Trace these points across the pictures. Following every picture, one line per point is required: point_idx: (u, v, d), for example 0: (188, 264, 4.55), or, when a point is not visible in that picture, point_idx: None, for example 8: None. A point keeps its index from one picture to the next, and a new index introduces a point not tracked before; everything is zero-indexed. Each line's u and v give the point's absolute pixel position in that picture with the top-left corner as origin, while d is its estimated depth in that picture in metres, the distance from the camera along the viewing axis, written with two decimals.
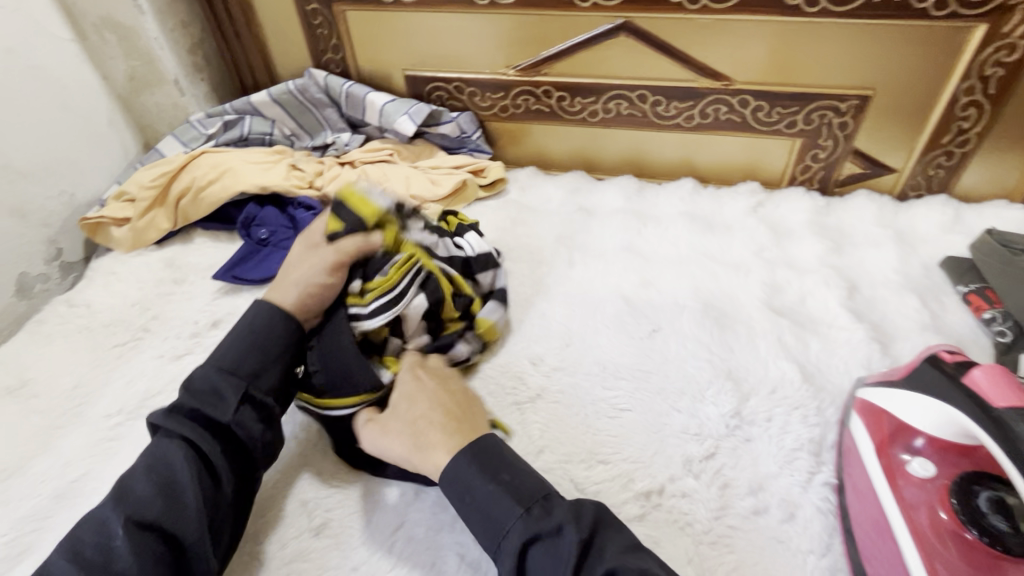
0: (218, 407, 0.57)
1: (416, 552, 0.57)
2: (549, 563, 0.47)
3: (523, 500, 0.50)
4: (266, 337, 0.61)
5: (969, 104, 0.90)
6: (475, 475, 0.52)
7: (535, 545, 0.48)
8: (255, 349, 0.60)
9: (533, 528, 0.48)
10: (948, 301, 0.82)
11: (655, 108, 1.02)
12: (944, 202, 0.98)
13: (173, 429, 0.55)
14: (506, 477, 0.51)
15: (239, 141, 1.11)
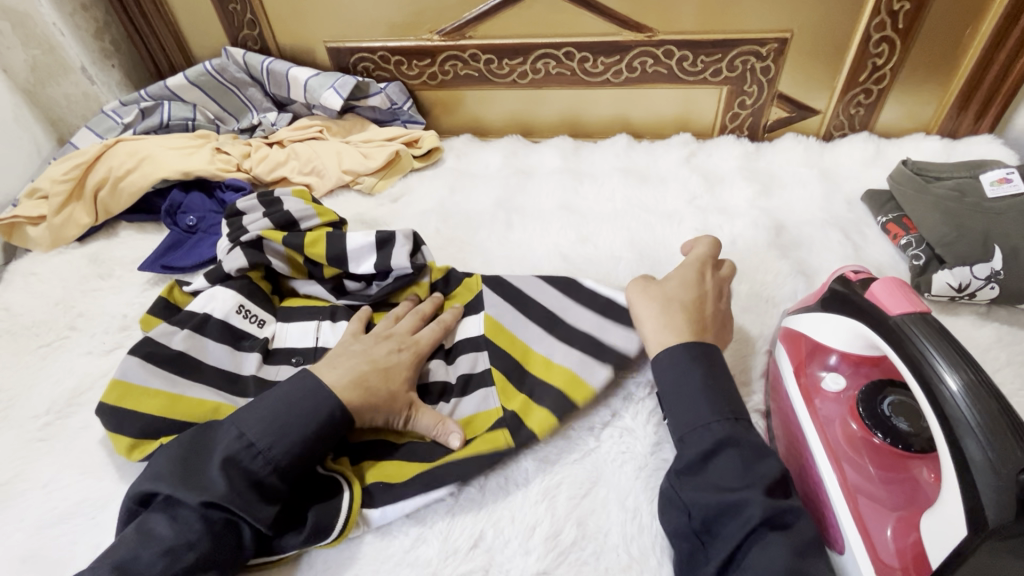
0: (243, 500, 0.49)
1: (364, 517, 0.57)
2: (735, 467, 0.50)
3: (731, 409, 0.53)
4: (311, 409, 0.54)
5: (881, 40, 0.93)
6: (691, 365, 0.56)
7: (727, 449, 0.51)
8: (281, 428, 0.53)
9: (734, 433, 0.51)
10: (869, 232, 0.85)
11: (584, 64, 1.02)
12: (866, 139, 1.01)
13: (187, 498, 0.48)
14: (711, 375, 0.55)
15: (160, 129, 1.06)
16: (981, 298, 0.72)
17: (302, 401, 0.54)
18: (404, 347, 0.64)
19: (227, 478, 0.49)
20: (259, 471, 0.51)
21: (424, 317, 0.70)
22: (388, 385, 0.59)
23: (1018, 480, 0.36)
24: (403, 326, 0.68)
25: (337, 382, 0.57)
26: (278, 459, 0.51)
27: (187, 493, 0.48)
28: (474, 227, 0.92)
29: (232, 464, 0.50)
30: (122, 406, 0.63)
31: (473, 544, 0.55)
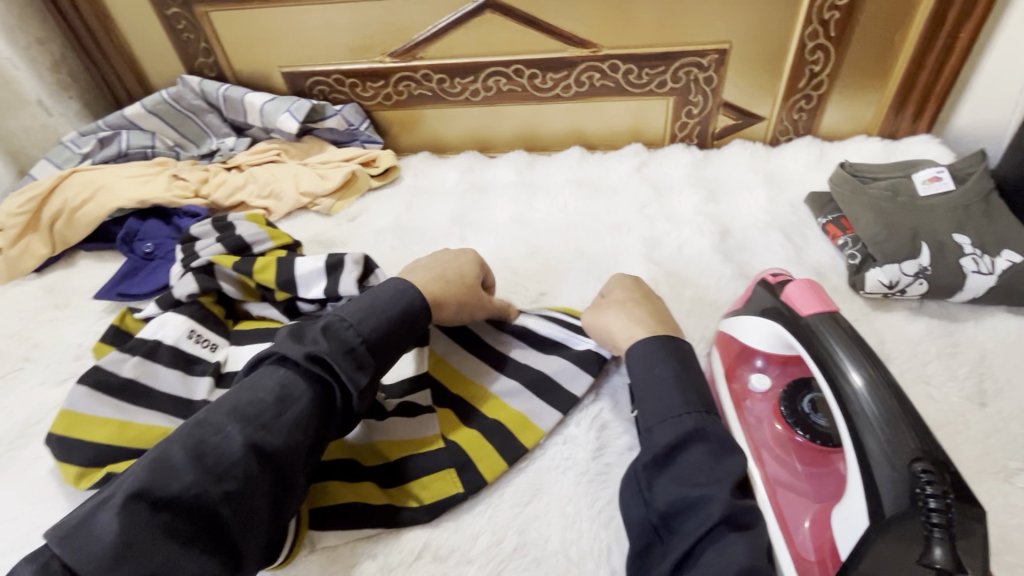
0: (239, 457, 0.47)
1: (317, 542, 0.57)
2: (703, 461, 0.49)
3: (702, 403, 0.52)
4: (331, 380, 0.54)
5: (816, 48, 0.96)
6: (664, 359, 0.56)
7: (692, 446, 0.50)
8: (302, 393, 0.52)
9: (703, 425, 0.51)
10: (810, 234, 0.87)
11: (533, 80, 1.04)
12: (809, 143, 1.05)
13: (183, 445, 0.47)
14: (683, 368, 0.55)
15: (119, 158, 1.07)
16: (912, 293, 0.75)
17: (312, 329, 0.55)
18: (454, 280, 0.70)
19: (248, 403, 0.50)
20: (277, 389, 0.51)
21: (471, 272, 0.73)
22: (393, 308, 0.59)
23: (912, 471, 0.38)
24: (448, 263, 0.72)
25: (347, 309, 0.57)
26: (295, 374, 0.52)
27: (215, 418, 0.49)
28: (429, 243, 0.93)
29: (254, 388, 0.51)
30: (70, 436, 0.64)
31: (416, 555, 0.56)
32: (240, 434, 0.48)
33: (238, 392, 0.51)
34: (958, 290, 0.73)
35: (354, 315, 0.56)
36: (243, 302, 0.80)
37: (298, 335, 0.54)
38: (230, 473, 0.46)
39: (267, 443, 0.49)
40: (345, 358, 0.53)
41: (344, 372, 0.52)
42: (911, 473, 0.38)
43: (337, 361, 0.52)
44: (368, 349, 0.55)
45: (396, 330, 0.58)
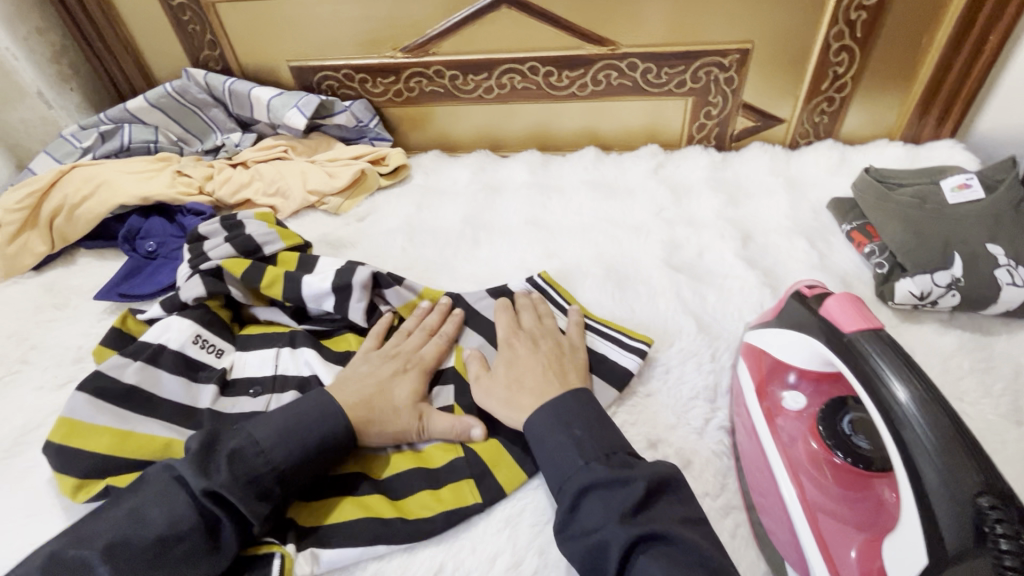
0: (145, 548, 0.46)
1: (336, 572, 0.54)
2: (599, 510, 0.48)
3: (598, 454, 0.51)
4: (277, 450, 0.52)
5: (840, 49, 0.94)
6: (564, 424, 0.54)
7: (593, 493, 0.49)
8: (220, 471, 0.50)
9: (590, 478, 0.49)
10: (834, 240, 0.85)
11: (549, 79, 1.02)
12: (830, 146, 1.02)
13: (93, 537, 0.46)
14: (585, 429, 0.54)
15: (120, 152, 1.04)
16: (943, 305, 0.72)
17: (217, 458, 0.50)
18: (409, 369, 0.65)
19: (145, 532, 0.46)
20: (159, 524, 0.46)
21: (432, 330, 0.71)
22: (315, 432, 0.55)
23: (977, 505, 0.35)
24: (410, 342, 0.68)
25: (262, 433, 0.53)
26: (188, 505, 0.48)
27: (82, 558, 0.44)
28: (441, 245, 0.90)
29: (136, 516, 0.47)
30: (69, 445, 0.60)
31: None
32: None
33: (127, 525, 0.46)
34: (992, 303, 0.70)
35: (270, 443, 0.52)
36: (250, 306, 0.77)
37: (205, 462, 0.50)
38: (135, 555, 0.45)
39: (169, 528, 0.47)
40: (247, 491, 0.49)
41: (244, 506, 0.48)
42: (976, 507, 0.35)
43: (240, 496, 0.48)
44: (277, 480, 0.51)
45: (314, 457, 0.54)
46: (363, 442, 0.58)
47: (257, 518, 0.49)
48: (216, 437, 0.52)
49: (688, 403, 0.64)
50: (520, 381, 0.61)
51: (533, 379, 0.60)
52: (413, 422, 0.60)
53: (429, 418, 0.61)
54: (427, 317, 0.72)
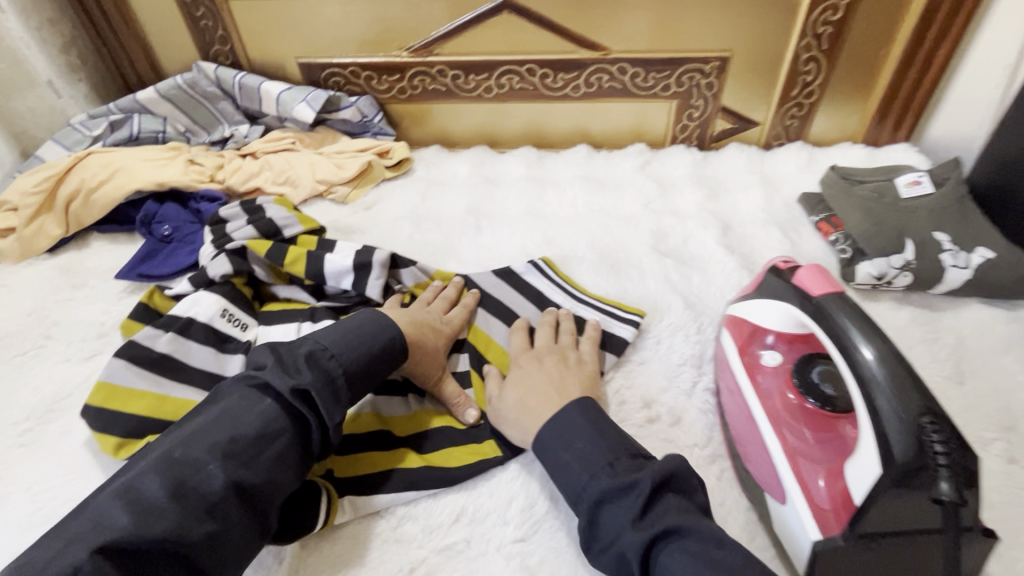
0: (247, 442, 0.51)
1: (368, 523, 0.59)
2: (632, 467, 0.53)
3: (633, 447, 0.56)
4: (349, 357, 0.58)
5: (809, 59, 1.03)
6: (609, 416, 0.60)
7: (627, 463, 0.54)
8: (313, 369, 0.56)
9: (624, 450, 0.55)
10: (804, 230, 0.94)
11: (545, 80, 1.09)
12: (800, 147, 1.12)
13: (200, 435, 0.51)
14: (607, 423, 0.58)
15: (129, 141, 1.07)
16: (898, 285, 0.82)
17: (293, 362, 0.56)
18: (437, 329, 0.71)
19: (242, 430, 0.51)
20: (255, 424, 0.52)
21: (450, 301, 0.77)
22: (374, 340, 0.61)
23: (919, 423, 0.44)
24: (433, 309, 0.75)
25: (326, 340, 0.59)
26: (276, 407, 0.54)
27: (192, 455, 0.49)
28: (445, 232, 0.96)
29: (232, 418, 0.52)
30: (109, 407, 0.64)
31: (455, 518, 0.59)
32: (225, 471, 0.49)
33: (225, 425, 0.52)
34: (938, 282, 0.80)
35: (335, 348, 0.58)
36: (270, 285, 0.82)
37: (282, 370, 0.55)
38: (237, 449, 0.50)
39: (266, 427, 0.52)
40: (326, 391, 0.55)
41: (325, 407, 0.54)
42: (919, 424, 0.44)
43: (321, 395, 0.54)
44: (347, 382, 0.57)
45: (372, 365, 0.60)
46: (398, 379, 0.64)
47: (333, 417, 0.55)
48: (282, 348, 0.58)
49: (678, 369, 0.72)
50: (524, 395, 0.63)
51: (537, 395, 0.62)
52: (436, 372, 0.67)
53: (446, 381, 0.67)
54: (445, 290, 0.79)
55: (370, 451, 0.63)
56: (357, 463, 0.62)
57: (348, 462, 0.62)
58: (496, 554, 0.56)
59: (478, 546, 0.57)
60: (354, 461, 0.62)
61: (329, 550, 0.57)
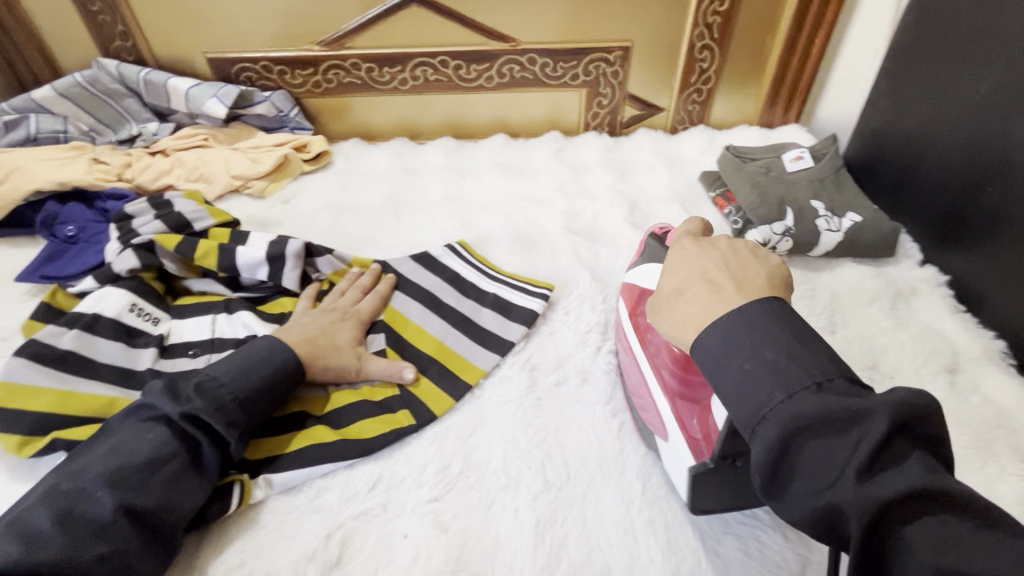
0: (137, 466, 0.52)
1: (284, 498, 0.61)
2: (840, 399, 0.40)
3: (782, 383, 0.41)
4: (241, 379, 0.61)
5: (703, 47, 1.12)
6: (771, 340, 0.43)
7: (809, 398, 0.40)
8: (203, 394, 0.58)
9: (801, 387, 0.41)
10: (703, 205, 1.02)
11: (459, 71, 1.12)
12: (701, 131, 1.20)
13: (87, 466, 0.52)
14: (760, 354, 0.43)
15: (27, 142, 1.02)
16: (782, 249, 0.90)
17: (184, 390, 0.58)
18: (346, 318, 0.74)
19: (133, 456, 0.53)
20: (144, 451, 0.54)
21: (365, 288, 0.80)
22: (268, 363, 0.63)
23: None
24: (345, 299, 0.78)
25: (218, 367, 0.61)
26: (167, 434, 0.55)
27: (79, 484, 0.50)
28: (365, 221, 0.98)
29: (119, 450, 0.53)
30: (8, 407, 0.62)
31: (371, 486, 0.61)
32: (112, 495, 0.50)
33: (112, 457, 0.53)
34: (813, 245, 0.89)
35: (227, 373, 0.60)
36: (183, 279, 0.81)
37: (172, 396, 0.57)
38: (128, 473, 0.52)
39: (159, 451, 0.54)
40: (217, 414, 0.57)
41: (216, 426, 0.56)
42: None
43: (213, 417, 0.56)
44: (240, 406, 0.59)
45: (269, 384, 0.62)
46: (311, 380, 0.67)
47: (230, 438, 0.57)
48: (177, 380, 0.60)
49: (585, 335, 0.77)
50: (705, 279, 0.50)
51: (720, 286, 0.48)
52: (352, 362, 0.69)
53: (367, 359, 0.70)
54: (359, 278, 0.81)
55: (287, 430, 0.65)
56: (274, 443, 0.64)
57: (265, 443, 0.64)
58: (411, 513, 0.59)
59: (394, 509, 0.60)
60: (271, 441, 0.64)
61: (246, 525, 0.58)
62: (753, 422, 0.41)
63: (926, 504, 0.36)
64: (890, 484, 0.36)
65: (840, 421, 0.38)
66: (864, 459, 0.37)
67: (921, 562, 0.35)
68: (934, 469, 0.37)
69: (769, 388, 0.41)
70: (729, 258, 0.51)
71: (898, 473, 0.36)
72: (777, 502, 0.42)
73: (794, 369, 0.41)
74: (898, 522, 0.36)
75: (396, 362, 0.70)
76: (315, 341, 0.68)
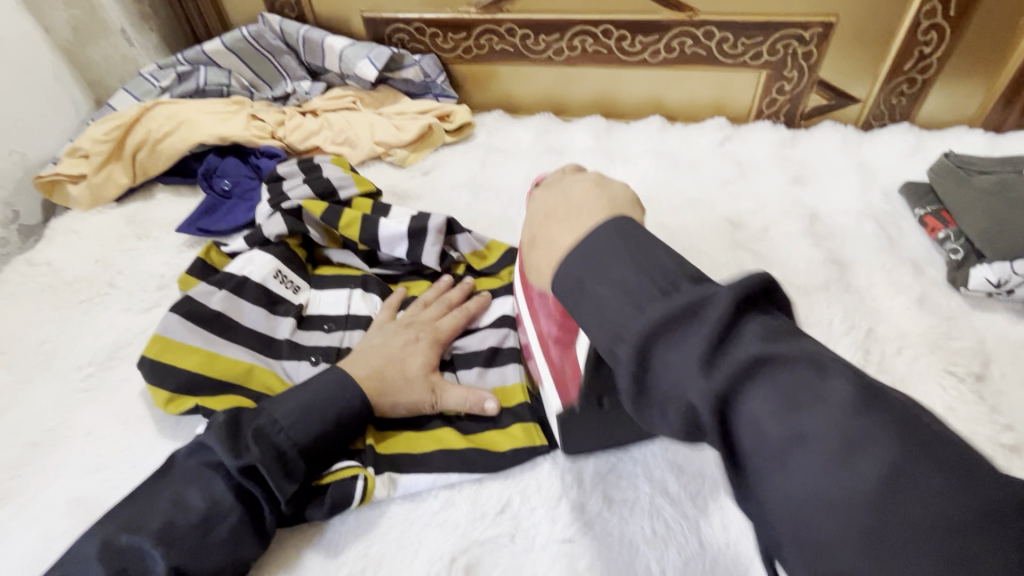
0: (189, 525, 0.49)
1: (409, 503, 0.57)
2: (676, 354, 0.33)
3: (653, 288, 0.36)
4: (301, 427, 0.54)
5: (930, 28, 0.90)
6: (615, 257, 0.39)
7: (663, 346, 0.34)
8: (263, 441, 0.52)
9: (672, 306, 0.34)
10: (905, 225, 0.83)
11: (621, 43, 1.00)
12: (906, 130, 0.99)
13: (140, 517, 0.49)
14: (624, 266, 0.38)
15: (195, 94, 1.06)
16: (1019, 295, 0.71)
17: (241, 437, 0.52)
18: (422, 337, 0.64)
19: (187, 513, 0.49)
20: (202, 505, 0.50)
21: (451, 304, 0.70)
22: (333, 405, 0.56)
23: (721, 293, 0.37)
24: (426, 313, 0.68)
25: (281, 410, 0.54)
26: (221, 487, 0.51)
27: (133, 541, 0.48)
28: (504, 203, 0.92)
29: (177, 501, 0.50)
30: (162, 361, 0.64)
31: (500, 509, 0.56)
32: (163, 557, 0.47)
33: (169, 509, 0.49)
34: None
35: (289, 419, 0.54)
36: (324, 248, 0.80)
37: (228, 443, 0.51)
38: (181, 532, 0.48)
39: (211, 509, 0.50)
40: (276, 467, 0.51)
41: (273, 484, 0.50)
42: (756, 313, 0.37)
43: (269, 473, 0.51)
44: (303, 457, 0.53)
45: (336, 432, 0.55)
46: (376, 412, 0.59)
47: (285, 496, 0.51)
48: (242, 415, 0.54)
49: None
50: (555, 216, 0.49)
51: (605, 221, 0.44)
52: (426, 396, 0.60)
53: (443, 390, 0.60)
54: (448, 292, 0.71)
55: (414, 427, 0.61)
56: (400, 442, 0.60)
57: (390, 437, 0.60)
58: (544, 550, 0.53)
59: (523, 542, 0.54)
60: (396, 437, 0.60)
61: (370, 528, 0.55)
62: (614, 339, 0.37)
63: (900, 457, 0.27)
64: (820, 404, 0.29)
65: (677, 316, 0.34)
66: (704, 340, 0.32)
67: (853, 489, 0.27)
68: (773, 337, 0.32)
69: (685, 373, 0.32)
70: (576, 193, 0.50)
71: (734, 345, 0.32)
72: (649, 419, 0.36)
73: (632, 276, 0.37)
74: (741, 399, 0.31)
75: (477, 390, 0.61)
76: (381, 374, 0.59)
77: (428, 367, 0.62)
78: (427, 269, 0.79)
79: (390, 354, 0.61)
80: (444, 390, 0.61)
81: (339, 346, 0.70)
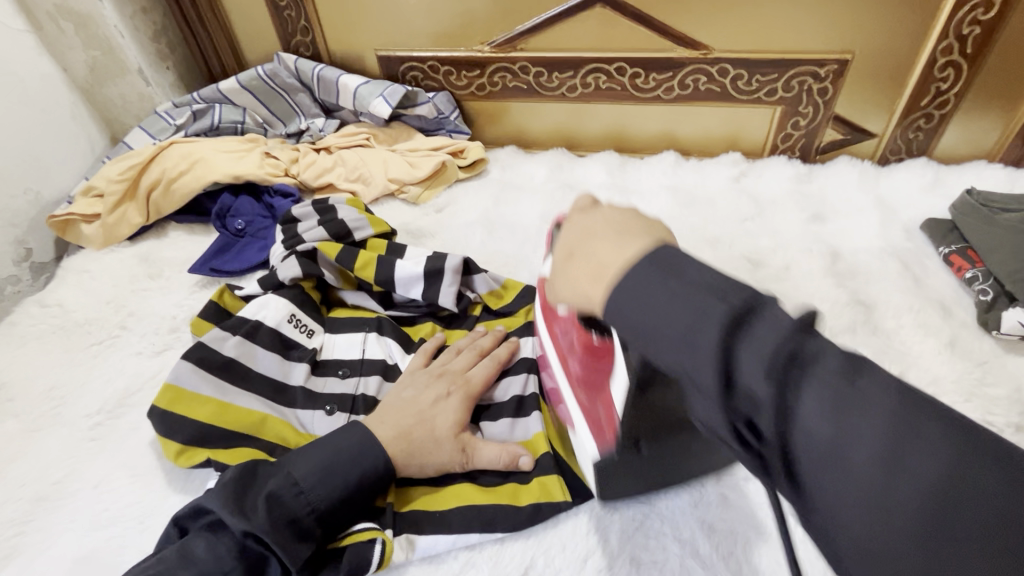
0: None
1: (426, 572, 0.54)
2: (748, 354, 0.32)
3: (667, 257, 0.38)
4: (319, 487, 0.52)
5: (947, 65, 0.90)
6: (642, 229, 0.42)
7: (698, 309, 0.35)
8: (276, 501, 0.50)
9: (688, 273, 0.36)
10: (930, 264, 0.82)
11: (635, 80, 1.01)
12: (924, 164, 0.98)
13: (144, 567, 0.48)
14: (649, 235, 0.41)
15: (210, 131, 1.07)
16: None
17: (254, 496, 0.51)
18: (453, 392, 0.62)
19: (191, 568, 0.48)
20: (204, 561, 0.48)
21: (482, 352, 0.68)
22: (354, 467, 0.54)
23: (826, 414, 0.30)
24: (458, 363, 0.66)
25: (300, 469, 0.53)
26: (227, 543, 0.50)
27: None
28: (519, 241, 0.91)
29: (183, 554, 0.49)
30: (174, 412, 0.62)
31: (523, 571, 0.54)
32: None
33: (175, 563, 0.48)
34: None
35: (306, 480, 0.52)
36: (339, 290, 0.79)
37: (239, 501, 0.50)
38: None
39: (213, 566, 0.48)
40: (286, 530, 0.49)
41: (280, 546, 0.48)
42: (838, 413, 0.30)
43: (276, 536, 0.48)
44: (315, 519, 0.51)
45: (352, 495, 0.53)
46: (402, 474, 0.57)
47: (293, 562, 0.49)
48: (257, 469, 0.53)
49: None
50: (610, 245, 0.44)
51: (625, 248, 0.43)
52: (456, 457, 0.58)
53: (474, 450, 0.58)
54: (480, 339, 0.69)
55: (430, 486, 0.59)
56: (418, 501, 0.58)
57: (408, 495, 0.58)
58: None
59: None
60: (413, 496, 0.58)
61: None
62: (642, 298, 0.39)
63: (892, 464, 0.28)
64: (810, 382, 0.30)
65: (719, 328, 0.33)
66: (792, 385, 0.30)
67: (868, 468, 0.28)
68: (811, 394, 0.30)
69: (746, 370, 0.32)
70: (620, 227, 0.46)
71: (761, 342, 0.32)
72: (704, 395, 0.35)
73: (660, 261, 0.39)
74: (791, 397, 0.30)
75: (509, 446, 0.59)
76: (410, 437, 0.57)
77: (459, 428, 0.59)
78: (443, 311, 0.78)
79: (420, 414, 0.59)
80: (476, 451, 0.58)
81: (356, 394, 0.68)
